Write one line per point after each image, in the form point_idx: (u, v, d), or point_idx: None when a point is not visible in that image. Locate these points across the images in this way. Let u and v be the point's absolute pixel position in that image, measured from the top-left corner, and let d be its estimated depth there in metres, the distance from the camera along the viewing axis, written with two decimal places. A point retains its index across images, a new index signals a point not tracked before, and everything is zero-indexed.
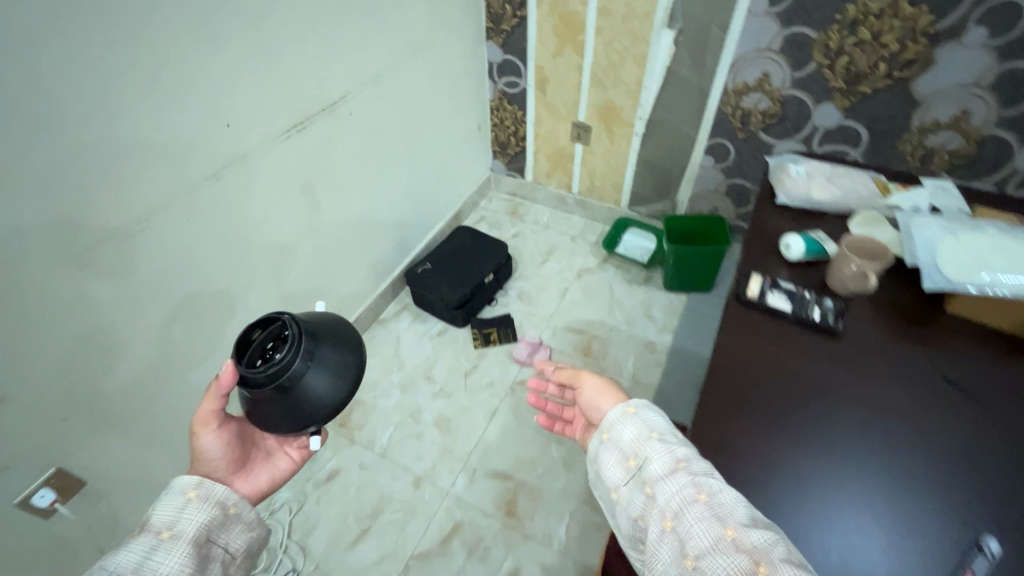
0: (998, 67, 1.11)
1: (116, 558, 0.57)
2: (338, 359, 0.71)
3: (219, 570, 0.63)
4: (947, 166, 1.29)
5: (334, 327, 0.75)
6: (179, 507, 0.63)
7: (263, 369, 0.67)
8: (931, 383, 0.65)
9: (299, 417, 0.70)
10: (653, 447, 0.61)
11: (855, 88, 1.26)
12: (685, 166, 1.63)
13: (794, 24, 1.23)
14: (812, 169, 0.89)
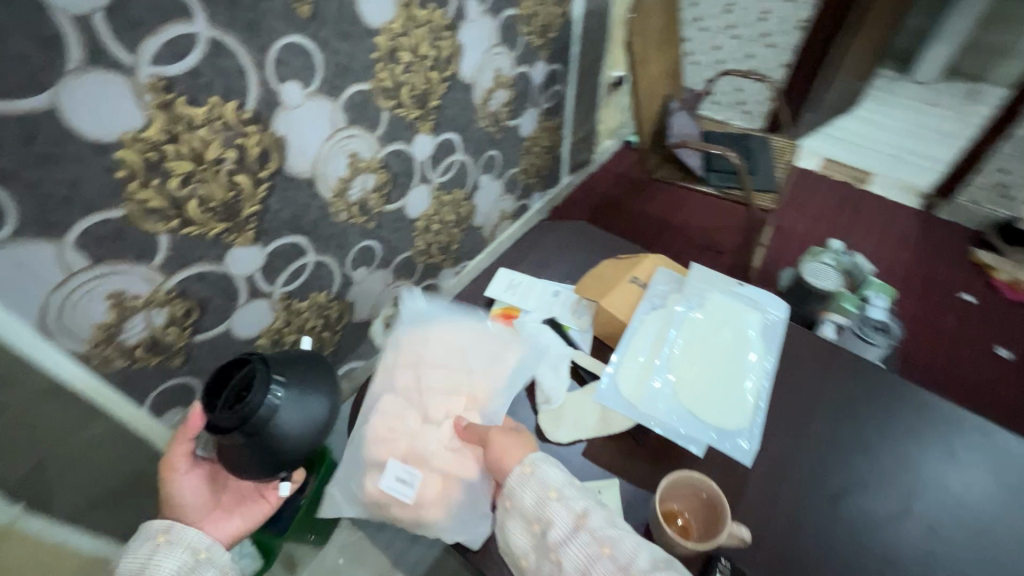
0: (340, 104, 0.90)
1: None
2: (306, 388, 0.59)
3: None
4: (384, 199, 1.11)
5: (309, 360, 0.63)
6: (147, 552, 0.54)
7: (229, 415, 0.55)
8: (831, 514, 0.59)
9: (270, 465, 0.57)
10: (554, 504, 0.52)
11: (242, 217, 0.84)
12: (152, 448, 0.93)
13: (68, 225, 0.65)
14: (411, 462, 0.61)
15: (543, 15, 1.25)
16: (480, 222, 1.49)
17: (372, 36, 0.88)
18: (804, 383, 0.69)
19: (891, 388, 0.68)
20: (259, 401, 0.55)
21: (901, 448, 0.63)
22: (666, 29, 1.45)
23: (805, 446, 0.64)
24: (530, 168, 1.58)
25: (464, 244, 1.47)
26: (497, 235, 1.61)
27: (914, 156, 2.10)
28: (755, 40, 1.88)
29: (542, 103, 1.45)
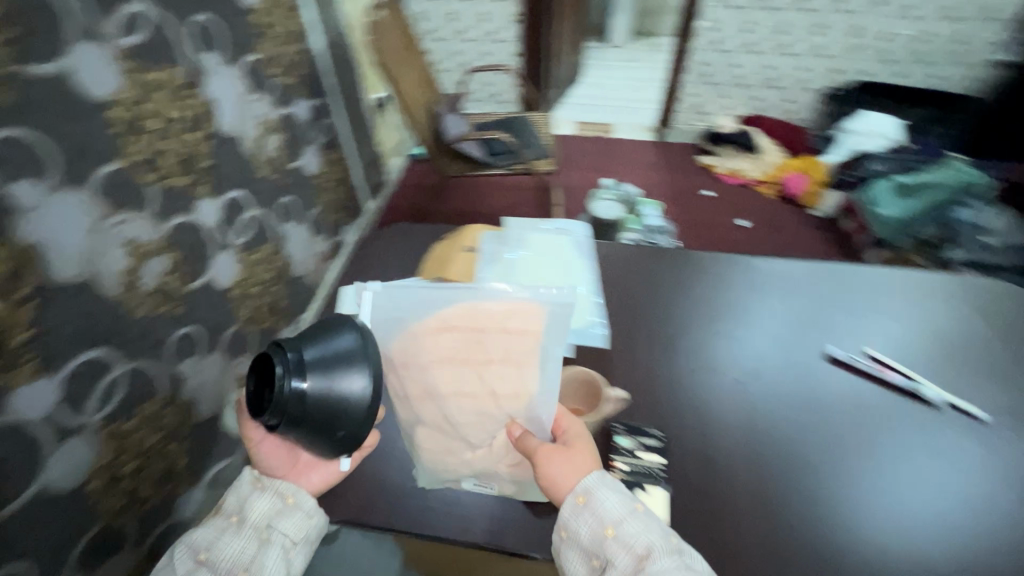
0: (93, 190, 0.80)
1: (194, 534, 0.61)
2: (332, 360, 0.52)
3: (282, 556, 0.60)
4: (186, 279, 1.00)
5: (332, 326, 0.55)
6: (245, 492, 0.64)
7: (267, 412, 0.52)
8: (671, 364, 0.74)
9: (332, 441, 0.52)
10: (612, 542, 0.55)
11: (12, 349, 0.70)
12: None
13: None
14: (484, 476, 0.63)
15: (282, 55, 1.27)
16: (303, 270, 1.43)
17: (103, 110, 0.81)
18: (618, 280, 0.84)
19: (674, 261, 0.88)
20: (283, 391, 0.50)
21: (696, 297, 0.83)
22: (407, 45, 1.58)
23: (638, 325, 0.79)
24: (331, 205, 1.57)
25: (295, 299, 1.40)
26: (326, 279, 1.56)
27: (636, 103, 2.60)
28: (485, 39, 2.12)
29: (316, 139, 1.45)
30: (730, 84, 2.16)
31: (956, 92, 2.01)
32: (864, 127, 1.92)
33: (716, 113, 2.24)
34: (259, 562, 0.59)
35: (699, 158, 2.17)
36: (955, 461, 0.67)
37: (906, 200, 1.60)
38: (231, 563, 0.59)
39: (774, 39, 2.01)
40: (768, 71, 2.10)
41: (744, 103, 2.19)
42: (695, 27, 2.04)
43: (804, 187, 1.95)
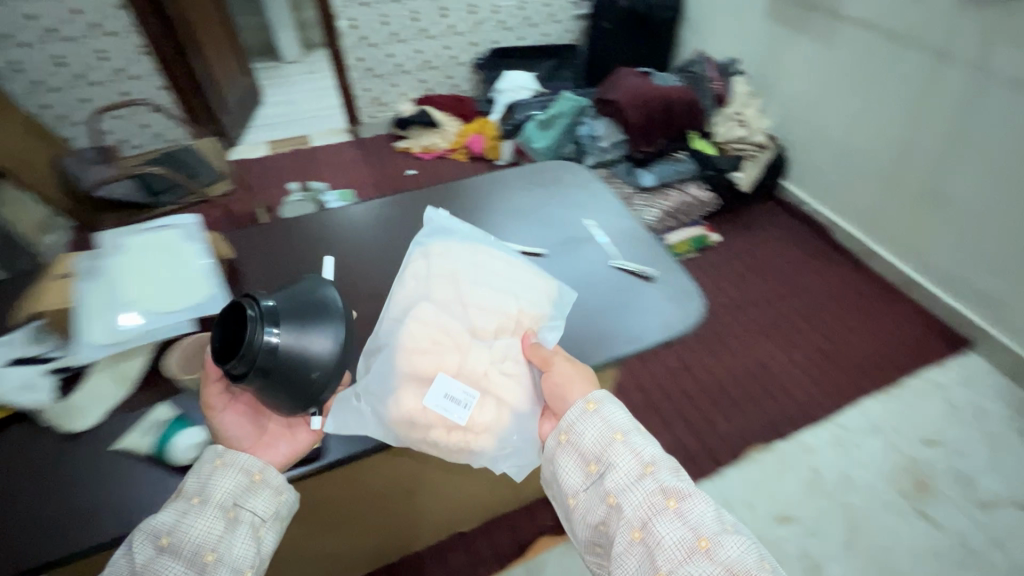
0: None
1: (152, 520, 0.56)
2: (306, 315, 0.60)
3: (249, 535, 0.57)
4: None
5: (298, 294, 0.63)
6: (207, 473, 0.59)
7: (236, 361, 0.57)
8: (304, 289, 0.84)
9: (295, 393, 0.59)
10: (619, 446, 0.61)
11: None
12: None
13: None
14: (462, 383, 0.67)
15: None
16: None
17: None
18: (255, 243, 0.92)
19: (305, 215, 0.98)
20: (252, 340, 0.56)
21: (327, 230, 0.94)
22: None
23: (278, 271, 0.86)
24: None
25: None
26: None
27: (325, 111, 2.65)
28: (114, 79, 1.93)
29: None
30: (396, 71, 2.33)
31: (564, 44, 2.54)
32: (508, 86, 2.35)
33: (395, 101, 2.42)
34: (230, 541, 0.56)
35: (397, 144, 2.38)
36: (612, 289, 0.83)
37: (549, 131, 1.99)
38: (197, 548, 0.54)
39: (415, 25, 2.22)
40: (422, 53, 2.31)
41: (415, 85, 2.40)
42: (338, 27, 2.11)
43: (482, 145, 2.26)
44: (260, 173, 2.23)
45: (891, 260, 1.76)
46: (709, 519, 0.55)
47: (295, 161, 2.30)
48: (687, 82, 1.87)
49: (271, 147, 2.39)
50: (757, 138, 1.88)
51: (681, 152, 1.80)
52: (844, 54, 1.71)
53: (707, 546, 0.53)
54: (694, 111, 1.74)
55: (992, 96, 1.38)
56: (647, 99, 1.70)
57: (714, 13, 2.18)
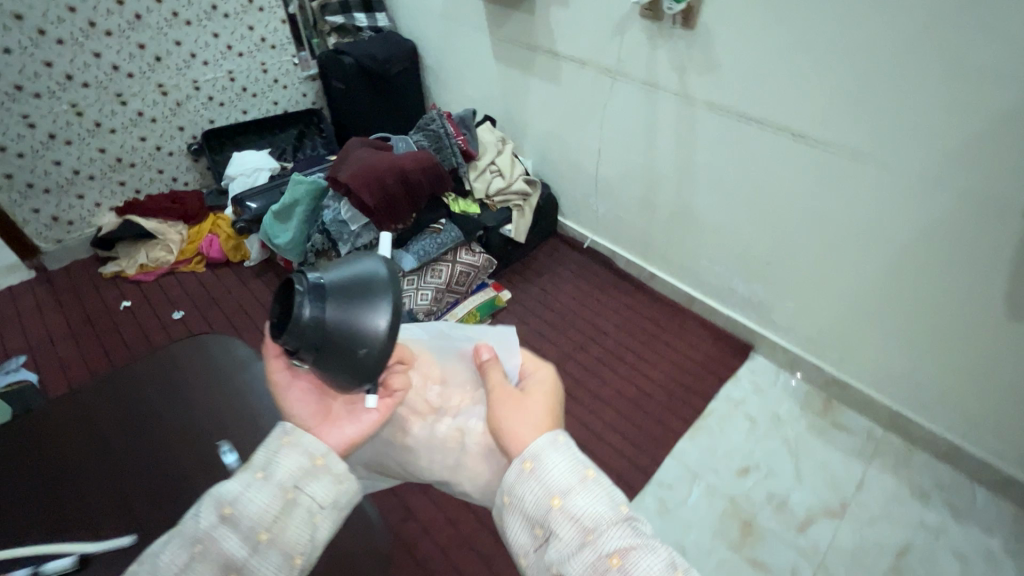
0: None
1: (220, 489, 0.60)
2: (349, 282, 0.71)
3: (307, 518, 0.61)
4: None
5: (346, 278, 0.72)
6: (276, 446, 0.63)
7: (287, 335, 0.70)
8: None
9: (344, 368, 0.70)
10: (558, 513, 0.57)
11: None
12: None
13: None
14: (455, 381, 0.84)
15: None
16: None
17: None
18: None
19: None
20: (297, 316, 0.69)
21: None
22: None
23: None
24: None
25: None
26: None
27: None
28: None
29: None
30: (77, 180, 1.80)
31: (301, 109, 2.23)
32: (238, 170, 1.96)
33: (90, 214, 1.88)
34: (284, 524, 0.59)
35: (103, 268, 1.83)
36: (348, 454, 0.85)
37: (290, 224, 1.66)
38: (253, 522, 0.58)
39: (83, 120, 1.73)
40: (109, 151, 1.83)
41: (113, 190, 1.89)
42: None
43: (221, 248, 1.85)
44: None
45: (669, 281, 1.76)
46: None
47: None
48: (430, 142, 1.70)
49: None
50: (518, 187, 1.76)
51: (441, 221, 1.61)
52: (571, 92, 1.67)
53: None
54: (435, 168, 1.53)
55: (700, 121, 1.40)
56: (380, 176, 1.44)
57: (448, 60, 2.05)
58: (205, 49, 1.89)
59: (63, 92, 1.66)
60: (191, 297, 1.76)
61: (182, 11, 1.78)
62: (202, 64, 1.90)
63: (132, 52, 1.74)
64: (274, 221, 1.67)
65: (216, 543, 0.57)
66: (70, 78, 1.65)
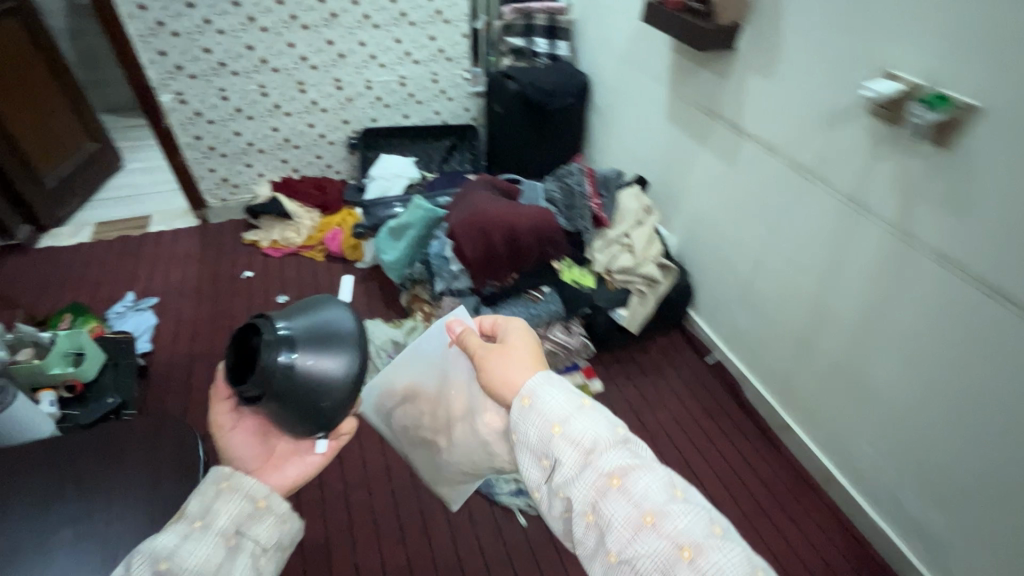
0: None
1: (151, 545, 0.58)
2: (319, 330, 0.78)
3: (251, 561, 0.60)
4: None
5: (309, 328, 0.79)
6: (212, 496, 0.63)
7: (255, 382, 0.73)
8: None
9: (306, 409, 0.75)
10: (558, 440, 0.55)
11: None
12: None
13: None
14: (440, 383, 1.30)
15: None
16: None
17: None
18: None
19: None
20: (272, 364, 0.73)
21: None
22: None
23: None
24: None
25: None
26: None
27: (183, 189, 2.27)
28: None
29: None
30: (250, 152, 1.98)
31: (460, 123, 2.20)
32: (382, 173, 1.99)
33: (253, 183, 2.05)
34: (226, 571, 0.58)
35: (245, 234, 1.99)
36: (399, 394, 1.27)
37: (398, 245, 1.60)
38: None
39: (266, 101, 1.88)
40: (281, 132, 1.97)
41: (276, 166, 2.05)
42: (161, 102, 1.76)
43: (341, 245, 1.88)
44: (65, 269, 1.82)
45: (807, 441, 1.34)
46: (661, 495, 0.51)
47: (115, 253, 1.90)
48: (562, 196, 1.51)
49: (96, 237, 1.99)
50: (647, 270, 1.48)
51: (544, 290, 1.42)
52: (745, 176, 1.35)
53: (662, 529, 0.49)
54: (547, 234, 1.35)
55: (917, 268, 0.99)
56: (485, 229, 1.30)
57: (617, 104, 1.84)
58: (385, 53, 1.93)
59: (256, 74, 1.81)
60: (300, 285, 1.81)
61: (373, 15, 1.83)
62: (379, 66, 1.95)
63: (320, 47, 1.83)
64: (386, 238, 1.63)
65: None
66: (264, 62, 1.80)
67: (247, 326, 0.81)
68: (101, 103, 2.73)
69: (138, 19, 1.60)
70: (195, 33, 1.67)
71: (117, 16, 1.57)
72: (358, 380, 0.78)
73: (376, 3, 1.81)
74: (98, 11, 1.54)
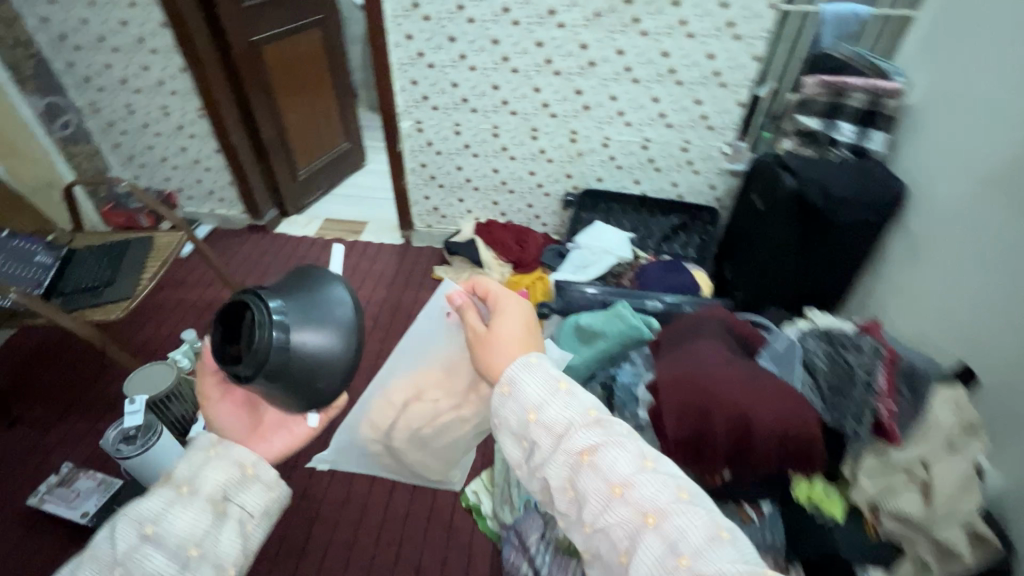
0: None
1: (140, 508, 0.73)
2: (312, 310, 0.80)
3: (237, 524, 0.77)
4: None
5: (297, 303, 0.81)
6: (199, 462, 0.79)
7: (247, 364, 0.75)
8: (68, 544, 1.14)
9: (300, 387, 0.78)
10: (535, 424, 0.69)
11: None
12: None
13: None
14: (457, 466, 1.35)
15: None
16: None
17: None
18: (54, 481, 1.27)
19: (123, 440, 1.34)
20: (265, 342, 0.75)
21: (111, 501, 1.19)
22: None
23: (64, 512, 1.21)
24: None
25: None
26: None
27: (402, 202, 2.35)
28: (175, 134, 1.87)
29: None
30: (465, 188, 1.90)
31: (699, 202, 1.82)
32: (591, 245, 1.73)
33: (460, 217, 1.99)
34: (213, 536, 0.73)
35: (436, 269, 1.93)
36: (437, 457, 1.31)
37: (582, 350, 1.31)
38: (184, 537, 0.71)
39: (495, 141, 1.76)
40: (501, 173, 1.84)
41: (486, 206, 1.94)
42: (400, 128, 1.76)
43: None
44: (288, 259, 1.99)
45: None
46: (626, 467, 0.61)
47: (328, 256, 2.01)
48: (833, 371, 1.04)
49: (321, 233, 2.15)
50: (949, 538, 0.91)
51: (760, 509, 1.00)
52: None
53: (629, 494, 0.59)
54: (797, 440, 0.90)
55: None
56: (707, 411, 0.91)
57: (945, 239, 1.26)
58: (637, 110, 1.64)
59: (494, 114, 1.69)
60: None
61: (636, 68, 1.55)
62: (624, 124, 1.67)
63: (566, 95, 1.62)
64: (572, 335, 1.36)
65: (140, 561, 0.69)
66: (505, 104, 1.66)
67: (231, 304, 0.82)
68: (367, 102, 3.03)
69: (402, 48, 1.58)
70: (448, 67, 1.60)
71: (386, 44, 1.57)
72: (347, 358, 0.81)
73: (643, 55, 1.52)
74: (370, 38, 1.55)
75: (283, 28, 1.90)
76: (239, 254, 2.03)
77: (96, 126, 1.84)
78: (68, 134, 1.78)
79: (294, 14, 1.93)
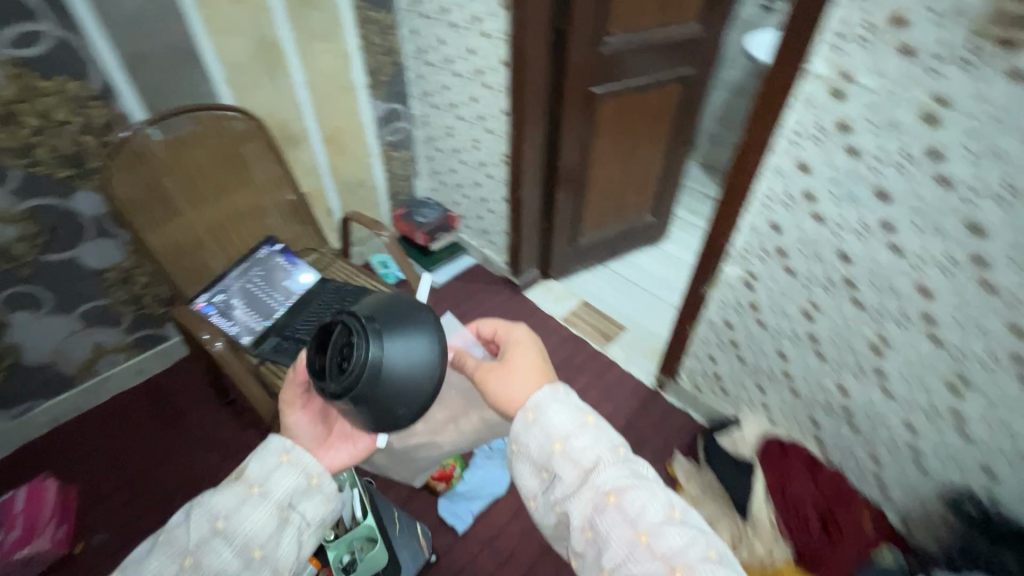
0: None
1: (212, 500, 0.55)
2: (407, 327, 0.60)
3: (297, 536, 0.57)
4: None
5: (394, 310, 0.61)
6: (270, 465, 0.58)
7: (340, 382, 0.55)
8: None
9: (384, 418, 0.58)
10: (559, 458, 0.58)
11: None
12: None
13: None
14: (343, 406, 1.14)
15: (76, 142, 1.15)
16: (41, 360, 1.33)
17: None
18: None
19: None
20: (362, 359, 0.55)
21: None
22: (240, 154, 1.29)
23: None
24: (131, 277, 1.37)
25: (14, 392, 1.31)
26: (107, 370, 1.46)
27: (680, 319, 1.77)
28: (478, 168, 1.71)
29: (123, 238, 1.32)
30: (776, 379, 1.22)
31: None
32: None
33: (749, 404, 1.32)
34: (278, 542, 0.55)
35: (678, 457, 1.35)
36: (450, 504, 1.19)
37: None
38: (251, 540, 0.54)
39: (868, 358, 1.02)
40: (849, 397, 1.10)
41: (796, 416, 1.23)
42: (722, 272, 1.19)
43: None
44: None
45: None
46: (654, 515, 0.54)
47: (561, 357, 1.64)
48: None
49: (569, 317, 1.78)
50: None
51: None
52: None
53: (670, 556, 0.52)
54: None
55: None
56: None
57: None
58: None
59: (891, 325, 0.95)
60: None
61: None
62: None
63: None
64: None
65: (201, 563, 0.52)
66: (926, 321, 0.90)
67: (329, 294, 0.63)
68: (704, 159, 2.45)
69: (782, 179, 0.98)
70: (847, 230, 0.93)
71: (757, 165, 1.00)
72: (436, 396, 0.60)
73: None
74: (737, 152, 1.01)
75: (633, 81, 1.50)
76: (480, 306, 1.82)
77: (420, 135, 1.82)
78: (395, 140, 1.79)
79: (654, 65, 1.49)
